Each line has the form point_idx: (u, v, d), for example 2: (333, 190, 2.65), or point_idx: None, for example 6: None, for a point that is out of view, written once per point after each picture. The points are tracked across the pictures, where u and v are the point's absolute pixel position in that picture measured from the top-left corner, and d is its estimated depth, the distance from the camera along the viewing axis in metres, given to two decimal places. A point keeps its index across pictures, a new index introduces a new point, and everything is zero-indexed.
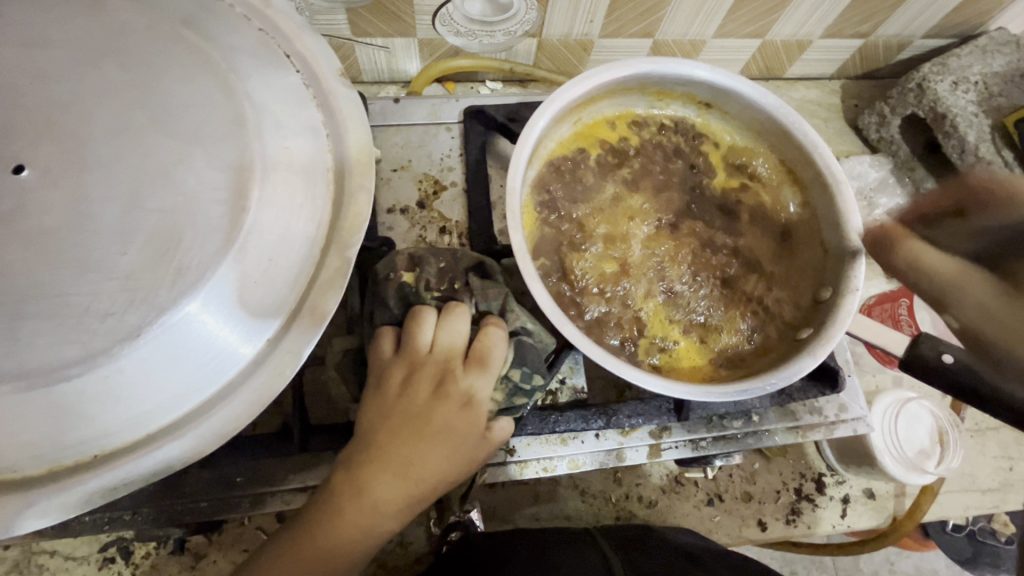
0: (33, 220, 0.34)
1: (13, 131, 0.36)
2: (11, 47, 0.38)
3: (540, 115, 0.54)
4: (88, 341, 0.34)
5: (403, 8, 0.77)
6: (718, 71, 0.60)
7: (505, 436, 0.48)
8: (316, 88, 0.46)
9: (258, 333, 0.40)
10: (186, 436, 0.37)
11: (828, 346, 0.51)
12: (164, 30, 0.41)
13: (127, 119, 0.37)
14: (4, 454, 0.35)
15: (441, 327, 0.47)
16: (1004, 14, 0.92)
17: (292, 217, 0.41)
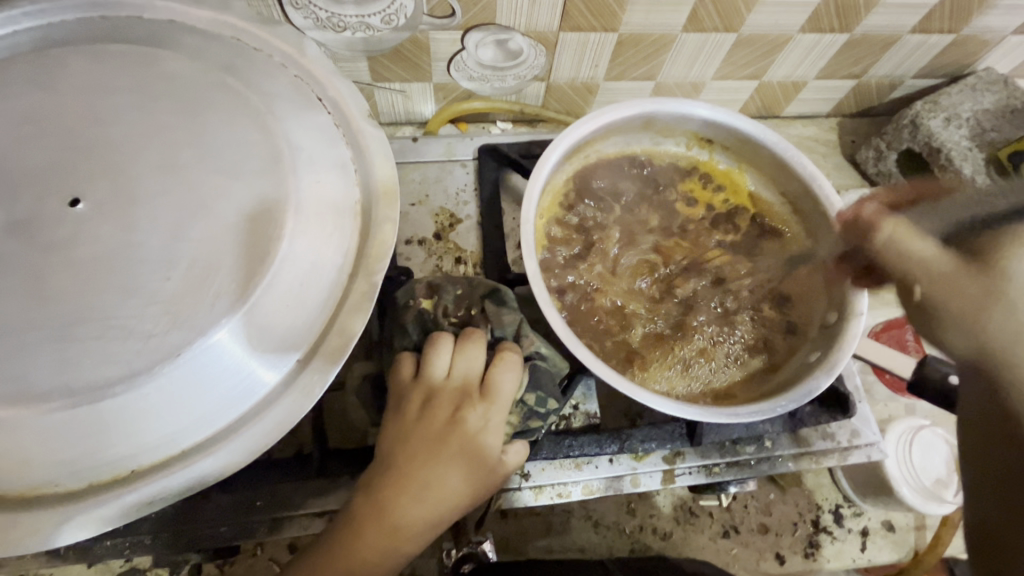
0: (86, 249, 0.37)
1: (72, 169, 0.39)
2: (74, 95, 0.42)
3: (551, 152, 0.57)
4: (130, 361, 0.36)
5: (421, 55, 0.83)
6: (718, 109, 0.63)
7: (520, 460, 0.49)
8: (346, 128, 0.49)
9: (286, 356, 0.42)
10: (216, 453, 0.39)
11: (838, 364, 0.52)
12: (209, 78, 0.45)
13: (175, 158, 0.41)
14: (45, 469, 0.36)
15: (458, 353, 0.48)
16: (991, 55, 0.97)
17: (321, 246, 0.44)
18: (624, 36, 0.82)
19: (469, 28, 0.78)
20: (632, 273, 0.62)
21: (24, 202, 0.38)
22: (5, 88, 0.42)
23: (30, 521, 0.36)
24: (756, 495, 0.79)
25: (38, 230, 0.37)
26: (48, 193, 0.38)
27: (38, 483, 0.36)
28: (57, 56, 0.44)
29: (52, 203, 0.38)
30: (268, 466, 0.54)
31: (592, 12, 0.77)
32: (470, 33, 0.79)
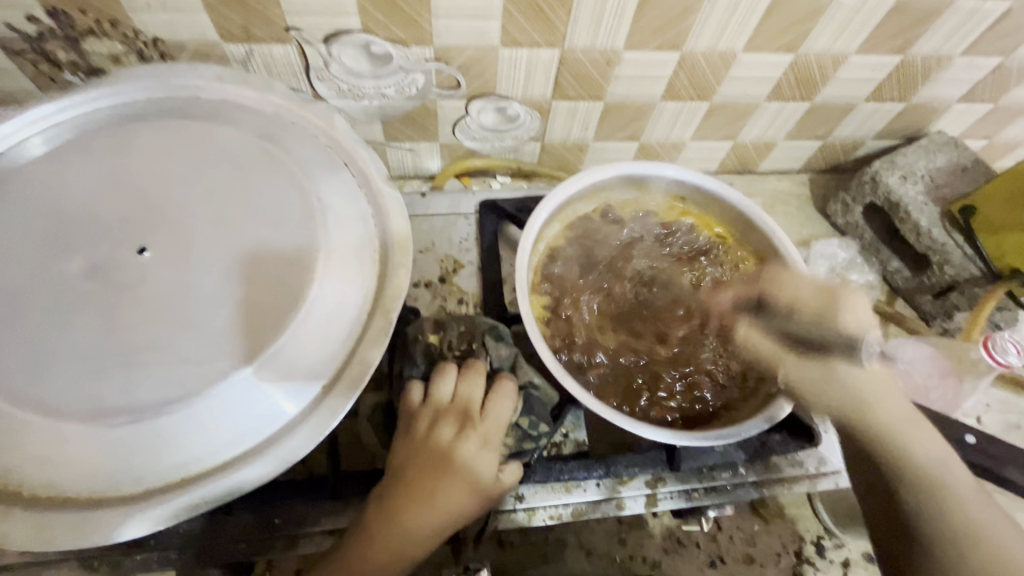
0: (152, 289, 0.45)
1: (143, 222, 0.47)
2: (146, 161, 0.51)
3: (541, 208, 0.66)
4: (186, 383, 0.43)
5: (429, 120, 0.93)
6: (686, 171, 0.73)
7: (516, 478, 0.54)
8: (368, 188, 0.58)
9: (312, 381, 0.48)
10: (255, 463, 0.45)
11: (795, 395, 0.59)
12: (255, 147, 0.54)
13: (227, 214, 0.49)
14: (109, 475, 0.42)
15: (461, 382, 0.55)
16: (942, 119, 1.07)
17: (345, 287, 0.51)
18: (610, 103, 0.93)
19: (472, 97, 0.89)
20: (621, 308, 0.69)
21: (103, 249, 0.46)
22: (91, 156, 0.51)
23: (97, 519, 0.42)
24: (741, 526, 0.83)
25: (115, 273, 0.45)
26: (123, 242, 0.46)
27: (105, 486, 0.43)
28: (132, 130, 0.53)
29: (127, 249, 0.46)
30: (286, 487, 0.59)
31: (581, 85, 0.88)
32: (474, 101, 0.90)
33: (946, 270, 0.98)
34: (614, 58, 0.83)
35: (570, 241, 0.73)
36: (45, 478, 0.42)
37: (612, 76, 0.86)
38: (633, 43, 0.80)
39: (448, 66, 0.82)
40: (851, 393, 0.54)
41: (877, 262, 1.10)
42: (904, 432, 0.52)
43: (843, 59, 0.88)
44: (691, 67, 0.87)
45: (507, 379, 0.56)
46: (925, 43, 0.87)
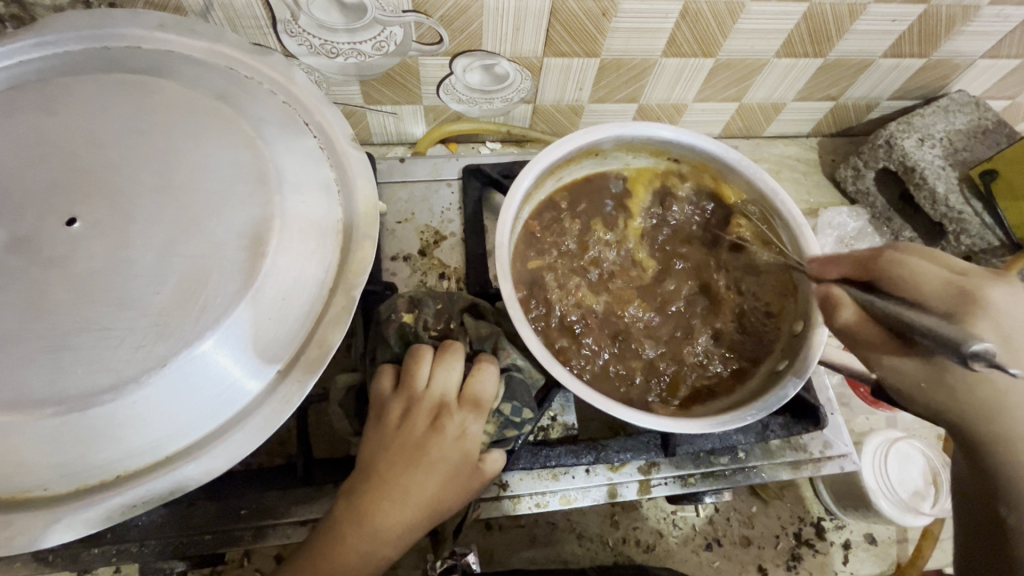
0: (78, 265, 0.40)
1: (67, 190, 0.42)
2: (74, 119, 0.45)
3: (524, 177, 0.60)
4: (118, 371, 0.38)
5: (411, 80, 0.87)
6: (683, 130, 0.66)
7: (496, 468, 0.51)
8: (331, 151, 0.52)
9: (267, 367, 0.44)
10: (200, 458, 0.41)
11: (805, 374, 0.54)
12: (200, 105, 0.48)
13: (168, 178, 0.44)
14: (36, 473, 0.38)
15: (436, 366, 0.50)
16: (963, 77, 1.00)
17: (305, 262, 0.46)
18: (606, 60, 0.86)
19: (456, 54, 0.82)
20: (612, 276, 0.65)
21: (23, 220, 0.41)
22: (11, 116, 0.45)
23: (19, 522, 0.38)
24: (739, 508, 0.79)
25: (38, 247, 0.40)
26: (46, 213, 0.41)
27: (31, 485, 0.39)
28: (61, 85, 0.47)
29: (51, 221, 0.41)
30: (255, 475, 0.56)
31: (574, 40, 0.81)
32: (458, 59, 0.83)
33: (963, 240, 0.92)
34: (611, 9, 0.75)
35: (560, 211, 0.68)
36: None
37: (608, 29, 0.79)
38: None
39: (428, 18, 0.74)
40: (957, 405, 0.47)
41: (888, 232, 1.04)
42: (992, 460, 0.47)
43: (860, 10, 0.81)
44: (695, 19, 0.79)
45: (490, 360, 0.52)
46: None
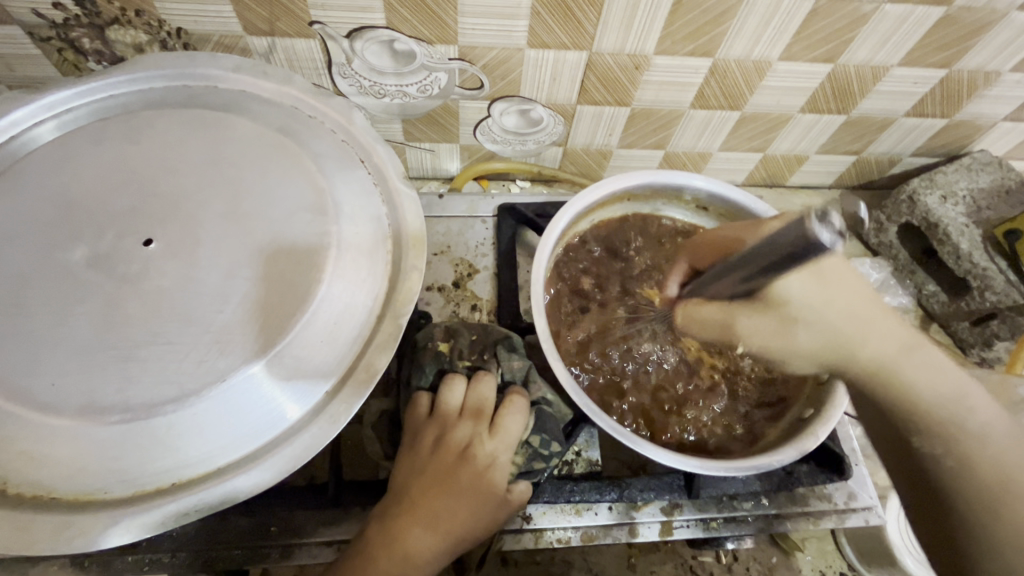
0: (153, 284, 0.43)
1: (147, 214, 0.46)
2: (156, 150, 0.49)
3: (560, 217, 0.63)
4: (182, 384, 0.41)
5: (450, 120, 0.92)
6: (711, 181, 0.69)
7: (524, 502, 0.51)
8: (384, 187, 0.55)
9: (314, 387, 0.46)
10: (248, 471, 0.43)
11: (829, 423, 0.55)
12: (270, 141, 0.52)
13: (237, 206, 0.47)
14: (97, 477, 0.41)
15: (471, 392, 0.53)
16: (985, 138, 1.02)
17: (355, 289, 0.49)
18: (636, 110, 0.90)
19: (495, 99, 0.87)
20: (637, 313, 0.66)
21: (107, 240, 0.44)
22: (101, 145, 0.49)
23: (79, 523, 0.40)
24: (759, 558, 0.78)
25: (118, 264, 0.43)
26: (127, 235, 0.45)
27: (91, 489, 0.41)
28: (146, 119, 0.51)
29: (131, 242, 0.44)
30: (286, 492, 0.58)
31: (608, 90, 0.85)
32: (497, 103, 0.88)
33: (987, 296, 0.93)
34: (644, 63, 0.80)
35: (593, 250, 0.70)
36: (30, 477, 0.40)
37: (641, 81, 0.83)
38: (664, 48, 0.77)
39: (472, 66, 0.80)
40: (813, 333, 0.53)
41: (911, 284, 1.04)
42: (903, 367, 0.50)
43: (883, 72, 0.84)
44: (723, 74, 0.83)
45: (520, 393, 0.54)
46: (974, 58, 0.82)
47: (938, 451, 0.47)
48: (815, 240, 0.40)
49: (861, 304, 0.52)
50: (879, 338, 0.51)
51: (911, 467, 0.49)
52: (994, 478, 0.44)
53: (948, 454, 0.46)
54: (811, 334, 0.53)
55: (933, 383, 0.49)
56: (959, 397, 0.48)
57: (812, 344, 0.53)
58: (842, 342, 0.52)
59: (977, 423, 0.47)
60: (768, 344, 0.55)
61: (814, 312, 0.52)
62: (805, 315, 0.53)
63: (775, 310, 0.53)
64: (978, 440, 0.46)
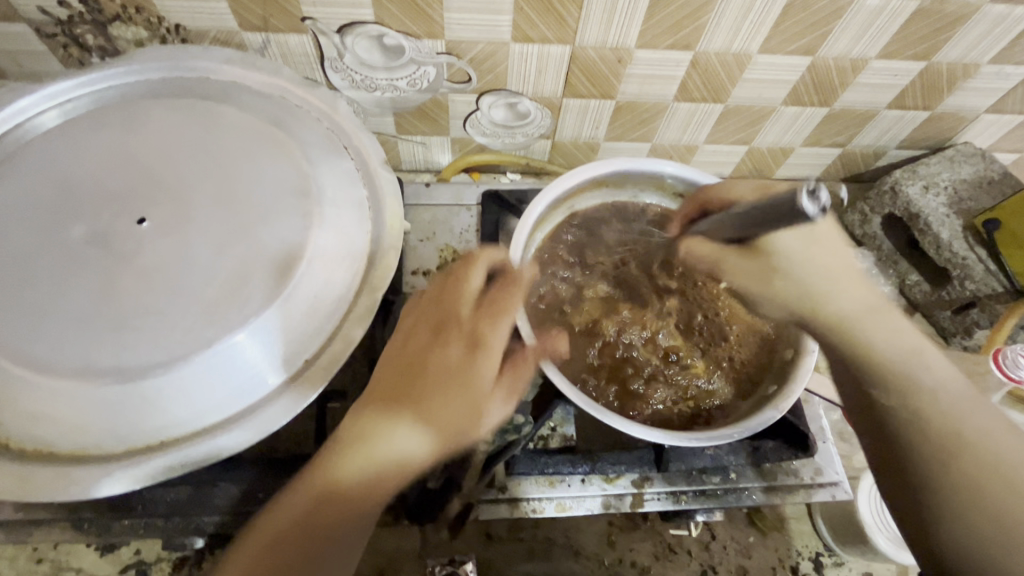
0: (146, 257, 0.46)
1: (141, 194, 0.49)
2: (151, 136, 0.53)
3: (537, 203, 0.65)
4: (171, 349, 0.44)
5: (441, 114, 0.95)
6: (685, 168, 0.71)
7: (506, 413, 0.53)
8: (365, 172, 0.58)
9: (296, 355, 0.49)
10: (230, 432, 0.45)
11: (789, 399, 0.58)
12: (257, 128, 0.55)
13: (225, 188, 0.50)
14: (92, 433, 0.44)
15: (458, 279, 0.57)
16: (969, 130, 1.04)
17: (335, 267, 0.52)
18: (621, 103, 0.93)
19: (483, 92, 0.90)
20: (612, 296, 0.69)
21: (104, 218, 0.47)
22: (100, 130, 0.53)
23: (73, 476, 0.43)
24: (736, 537, 0.80)
25: (114, 241, 0.46)
26: (123, 212, 0.48)
27: (85, 445, 0.44)
28: (143, 107, 0.55)
29: (127, 219, 0.48)
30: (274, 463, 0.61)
31: (592, 83, 0.88)
32: (485, 96, 0.91)
33: (967, 285, 0.95)
34: (626, 57, 0.82)
35: (572, 237, 0.73)
36: (30, 432, 0.43)
37: (624, 74, 0.86)
38: (645, 41, 0.80)
39: (459, 60, 0.82)
40: (802, 279, 0.57)
41: (894, 273, 1.06)
42: (863, 321, 0.55)
43: (862, 64, 0.86)
44: (705, 68, 0.85)
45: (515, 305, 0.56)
46: (951, 50, 0.84)
47: (894, 402, 0.52)
48: (801, 210, 0.43)
49: (839, 261, 0.58)
50: (852, 296, 0.56)
51: (872, 421, 0.53)
52: (948, 440, 0.48)
53: (911, 404, 0.51)
54: (793, 287, 0.58)
55: (897, 342, 0.54)
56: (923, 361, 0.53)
57: (790, 291, 0.58)
58: (819, 294, 0.57)
59: (933, 384, 0.51)
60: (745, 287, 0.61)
61: (797, 262, 0.58)
62: (786, 268, 0.58)
63: (762, 256, 0.59)
64: (931, 397, 0.50)
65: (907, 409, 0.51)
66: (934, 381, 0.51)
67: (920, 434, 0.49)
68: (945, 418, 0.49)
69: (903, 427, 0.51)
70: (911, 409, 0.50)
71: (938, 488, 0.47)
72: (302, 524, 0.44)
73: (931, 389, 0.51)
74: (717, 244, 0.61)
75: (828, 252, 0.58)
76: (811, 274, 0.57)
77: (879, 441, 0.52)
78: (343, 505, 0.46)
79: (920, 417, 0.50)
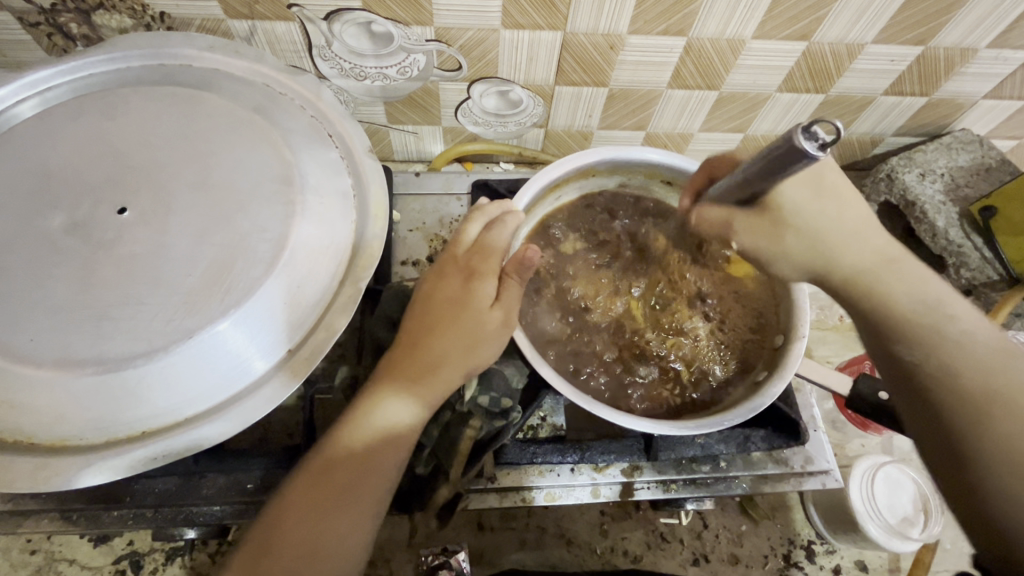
0: (125, 247, 0.46)
1: (121, 182, 0.48)
2: (131, 124, 0.52)
3: (523, 194, 0.65)
4: (151, 339, 0.44)
5: (432, 102, 0.94)
6: (674, 155, 0.70)
7: (505, 341, 0.54)
8: (350, 161, 0.57)
9: (279, 344, 0.48)
10: (212, 422, 0.45)
11: (779, 387, 0.58)
12: (240, 115, 0.54)
13: (206, 176, 0.50)
14: (72, 424, 0.44)
15: (461, 234, 0.59)
16: (967, 116, 1.03)
17: (319, 256, 0.51)
18: (614, 90, 0.91)
19: (474, 80, 0.89)
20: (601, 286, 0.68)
21: (84, 207, 0.47)
22: (80, 118, 0.52)
23: (53, 466, 0.43)
24: (728, 525, 0.80)
25: (93, 230, 0.46)
26: (102, 201, 0.47)
27: (66, 436, 0.44)
28: (123, 95, 0.54)
29: (106, 208, 0.47)
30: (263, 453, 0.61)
31: (584, 70, 0.87)
32: (476, 84, 0.89)
33: (963, 273, 0.94)
34: (618, 43, 0.81)
35: (561, 227, 0.72)
36: (10, 423, 0.43)
37: (616, 61, 0.85)
38: (637, 27, 0.78)
39: (449, 47, 0.81)
40: (808, 238, 0.56)
41: None
42: (881, 275, 0.54)
43: (858, 50, 0.85)
44: (698, 54, 0.84)
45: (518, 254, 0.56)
46: (948, 34, 0.83)
47: (921, 357, 0.51)
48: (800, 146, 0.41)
49: (850, 216, 0.56)
50: (860, 248, 0.55)
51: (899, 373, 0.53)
52: (982, 393, 0.48)
53: (940, 357, 0.50)
54: (801, 240, 0.56)
55: (913, 295, 0.53)
56: (947, 310, 0.52)
57: (801, 247, 0.56)
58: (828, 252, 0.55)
59: (963, 332, 0.51)
60: (760, 245, 0.58)
61: (807, 219, 0.55)
62: (795, 221, 0.56)
63: (769, 216, 0.56)
64: (960, 348, 0.50)
65: (937, 362, 0.50)
66: (963, 331, 0.51)
67: (951, 390, 0.49)
68: (976, 367, 0.49)
69: (935, 387, 0.50)
70: (939, 362, 0.50)
71: (982, 449, 0.46)
72: (329, 483, 0.49)
73: (961, 338, 0.51)
74: (724, 209, 0.57)
75: (832, 210, 0.55)
76: (823, 234, 0.55)
77: (913, 403, 0.52)
78: (368, 451, 0.50)
79: (952, 372, 0.49)
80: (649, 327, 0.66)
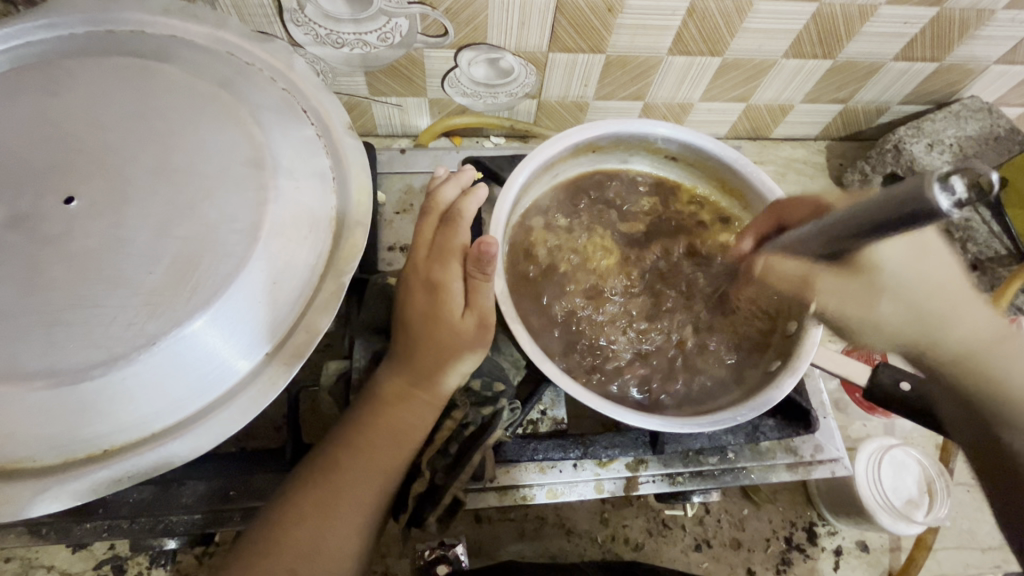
0: (73, 243, 0.40)
1: (65, 169, 0.43)
2: (75, 100, 0.46)
3: (520, 172, 0.60)
4: (109, 348, 0.39)
5: (416, 72, 0.87)
6: (678, 128, 0.66)
7: (486, 344, 0.52)
8: (328, 139, 0.52)
9: (257, 347, 0.44)
10: (184, 436, 0.42)
11: (793, 377, 0.55)
12: (200, 90, 0.48)
13: (165, 159, 0.44)
14: (25, 443, 0.40)
15: (419, 229, 0.55)
16: (976, 83, 0.98)
17: (297, 248, 0.46)
18: (612, 57, 0.85)
19: (461, 47, 0.82)
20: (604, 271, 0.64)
21: (24, 198, 0.41)
22: (14, 94, 0.46)
23: (6, 491, 0.39)
24: (730, 510, 0.79)
25: (34, 224, 0.40)
26: (44, 191, 0.42)
27: (18, 457, 0.40)
28: (67, 67, 0.47)
29: (50, 198, 0.41)
30: (246, 457, 0.57)
31: (580, 35, 0.80)
32: (463, 52, 0.83)
33: (969, 248, 0.91)
34: (616, 5, 0.75)
35: (558, 208, 0.68)
36: None
37: (614, 25, 0.79)
38: None
39: (434, 10, 0.74)
40: (909, 304, 0.49)
41: None
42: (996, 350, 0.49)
43: (871, 11, 0.80)
44: (702, 17, 0.79)
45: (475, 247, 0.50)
46: None
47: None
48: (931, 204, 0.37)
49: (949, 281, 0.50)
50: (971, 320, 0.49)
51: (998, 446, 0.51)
52: None
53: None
54: (895, 308, 0.49)
55: None
56: None
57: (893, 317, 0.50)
58: (929, 325, 0.49)
59: None
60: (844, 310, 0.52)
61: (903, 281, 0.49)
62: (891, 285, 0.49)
63: (860, 276, 0.50)
64: None
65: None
66: None
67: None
68: None
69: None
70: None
71: None
72: (333, 497, 0.48)
73: None
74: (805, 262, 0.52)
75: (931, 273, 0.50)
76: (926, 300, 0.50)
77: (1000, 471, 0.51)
78: (361, 476, 0.49)
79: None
80: (654, 314, 0.63)
